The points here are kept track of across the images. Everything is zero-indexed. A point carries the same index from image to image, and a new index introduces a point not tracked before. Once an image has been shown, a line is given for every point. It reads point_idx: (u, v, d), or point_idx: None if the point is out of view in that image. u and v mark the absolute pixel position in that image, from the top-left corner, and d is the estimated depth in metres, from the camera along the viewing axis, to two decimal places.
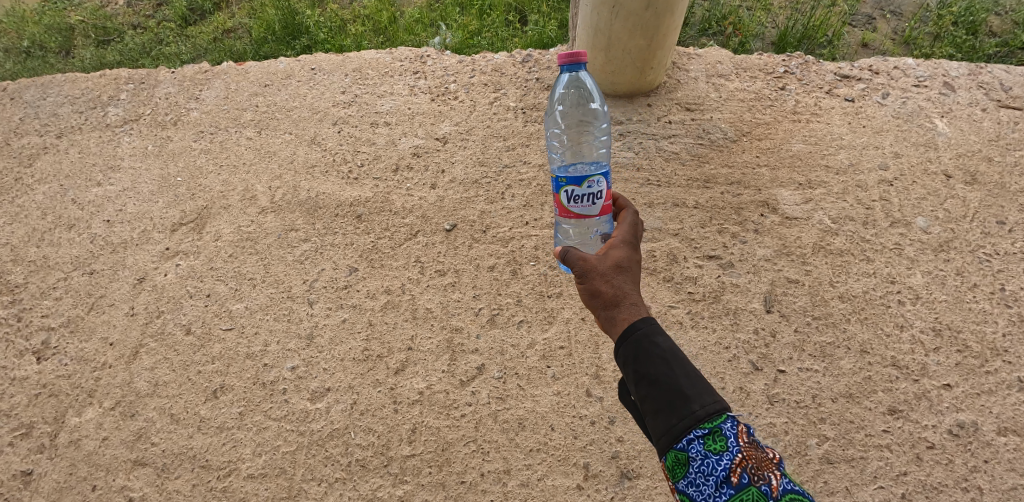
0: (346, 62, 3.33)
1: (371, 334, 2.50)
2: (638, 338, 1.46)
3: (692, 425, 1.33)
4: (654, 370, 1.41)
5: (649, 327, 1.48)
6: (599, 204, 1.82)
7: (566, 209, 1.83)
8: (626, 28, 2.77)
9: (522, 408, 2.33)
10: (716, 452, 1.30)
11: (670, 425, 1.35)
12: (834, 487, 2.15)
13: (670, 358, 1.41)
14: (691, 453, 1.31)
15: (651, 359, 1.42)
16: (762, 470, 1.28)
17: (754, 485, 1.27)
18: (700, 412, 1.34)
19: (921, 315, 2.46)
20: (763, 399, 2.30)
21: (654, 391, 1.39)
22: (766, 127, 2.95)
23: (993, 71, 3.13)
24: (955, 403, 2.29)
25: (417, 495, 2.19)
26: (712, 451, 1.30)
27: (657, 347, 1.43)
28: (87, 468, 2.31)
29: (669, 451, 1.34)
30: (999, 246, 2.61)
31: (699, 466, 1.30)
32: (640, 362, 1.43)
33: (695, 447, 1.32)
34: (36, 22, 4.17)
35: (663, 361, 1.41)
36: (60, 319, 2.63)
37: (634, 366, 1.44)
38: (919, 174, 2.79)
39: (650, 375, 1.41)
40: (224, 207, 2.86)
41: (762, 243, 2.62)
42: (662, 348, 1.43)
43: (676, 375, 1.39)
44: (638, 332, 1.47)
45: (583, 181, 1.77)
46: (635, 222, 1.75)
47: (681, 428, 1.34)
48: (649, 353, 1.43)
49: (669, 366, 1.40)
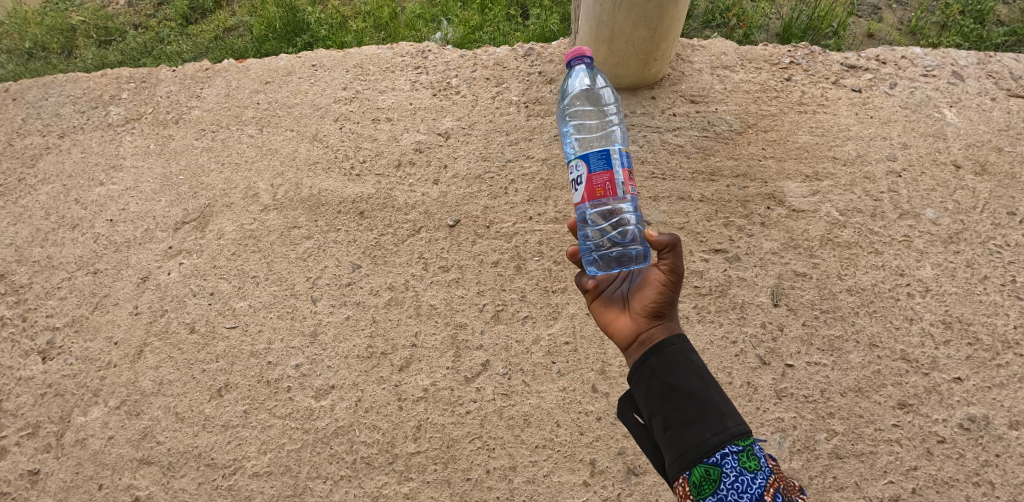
0: (346, 58, 3.29)
1: (374, 330, 2.49)
2: (673, 351, 1.50)
3: (726, 441, 1.35)
4: (688, 384, 1.44)
5: (683, 344, 1.52)
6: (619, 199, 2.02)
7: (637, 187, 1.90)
8: (628, 19, 2.74)
9: (527, 404, 2.31)
10: (750, 470, 1.31)
11: (704, 438, 1.36)
12: (843, 482, 2.15)
13: (705, 374, 1.46)
14: (725, 469, 1.32)
15: (685, 372, 1.46)
16: (791, 493, 1.31)
17: None
18: (735, 429, 1.36)
19: (931, 308, 2.43)
20: (771, 394, 2.28)
21: (688, 402, 1.41)
22: (772, 119, 2.91)
23: (1003, 59, 3.07)
24: (966, 397, 2.27)
25: (423, 492, 2.20)
26: (747, 469, 1.31)
27: (693, 361, 1.48)
28: (94, 467, 2.32)
29: (698, 464, 1.34)
30: (1009, 237, 2.57)
31: (733, 483, 1.30)
32: (674, 375, 1.46)
33: (729, 462, 1.32)
34: (38, 23, 4.15)
35: (698, 377, 1.45)
36: (65, 319, 2.63)
37: (666, 377, 1.47)
38: (928, 165, 2.75)
39: (685, 387, 1.44)
40: (226, 205, 2.84)
41: (769, 235, 2.60)
42: (696, 364, 1.48)
43: (711, 391, 1.43)
44: (673, 346, 1.51)
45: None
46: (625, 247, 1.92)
47: (715, 442, 1.35)
48: (683, 366, 1.47)
49: (704, 382, 1.44)
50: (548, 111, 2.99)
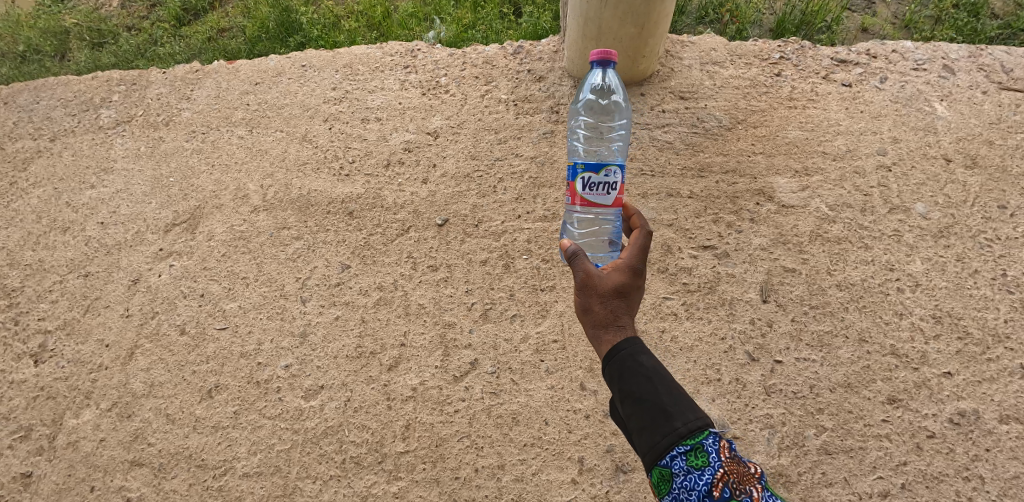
0: (336, 58, 3.29)
1: (363, 330, 2.49)
2: (622, 358, 1.50)
3: (674, 442, 1.34)
4: (637, 389, 1.44)
5: (633, 348, 1.52)
6: (614, 194, 1.90)
7: (581, 195, 1.91)
8: (615, 16, 2.73)
9: (515, 403, 2.31)
10: (698, 467, 1.31)
11: (654, 442, 1.36)
12: (832, 478, 2.15)
13: (653, 376, 1.44)
14: (675, 469, 1.33)
15: (635, 377, 1.46)
16: (744, 484, 1.29)
17: (736, 499, 1.27)
18: (682, 428, 1.35)
19: (921, 302, 2.42)
20: (759, 390, 2.28)
21: (638, 408, 1.42)
22: (761, 114, 2.90)
23: (994, 52, 3.06)
24: (956, 391, 2.26)
25: (412, 491, 2.21)
26: (694, 467, 1.31)
27: (641, 365, 1.47)
28: (86, 469, 2.32)
29: (654, 467, 1.36)
30: (1000, 231, 2.56)
31: (682, 482, 1.31)
32: (624, 381, 1.47)
33: (678, 463, 1.33)
34: (30, 26, 4.15)
35: (646, 380, 1.44)
36: (56, 322, 2.63)
37: (620, 385, 1.48)
38: (918, 159, 2.74)
39: (634, 393, 1.44)
40: (216, 206, 2.85)
41: (758, 231, 2.59)
42: (645, 367, 1.47)
43: (659, 392, 1.41)
44: (621, 353, 1.51)
45: (602, 169, 1.86)
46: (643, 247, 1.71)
47: (664, 444, 1.35)
48: (633, 371, 1.47)
49: (653, 384, 1.43)
50: (537, 109, 2.99)
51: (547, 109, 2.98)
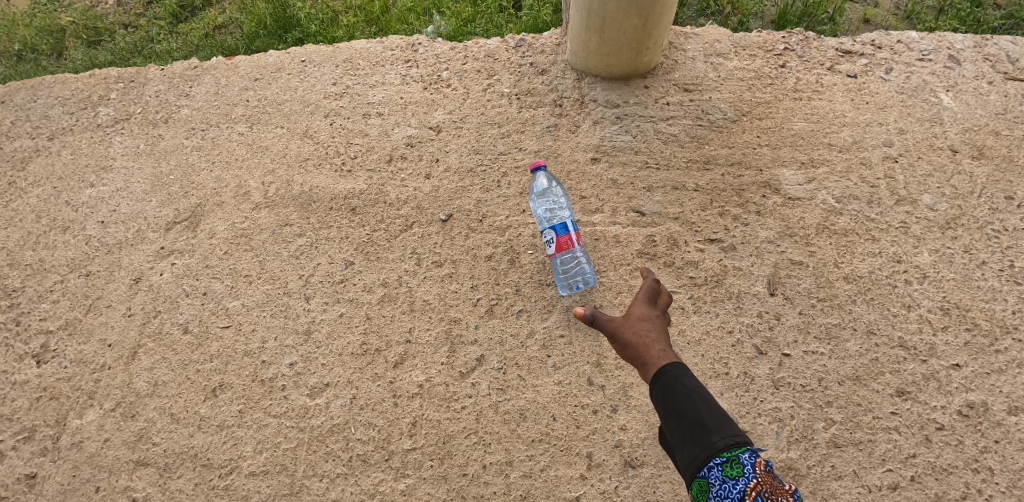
0: (336, 53, 3.25)
1: (368, 327, 2.47)
2: (666, 379, 1.52)
3: (712, 455, 1.37)
4: (680, 406, 1.46)
5: (677, 369, 1.54)
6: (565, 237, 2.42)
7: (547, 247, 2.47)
8: (618, 8, 2.68)
9: (523, 399, 2.30)
10: (733, 477, 1.33)
11: (694, 455, 1.39)
12: (841, 471, 2.14)
13: (696, 395, 1.46)
14: (711, 479, 1.35)
15: (677, 396, 1.48)
16: (776, 495, 1.32)
17: None
18: (720, 443, 1.37)
19: (928, 295, 2.41)
20: (767, 384, 2.27)
21: (678, 425, 1.44)
22: (767, 106, 2.88)
23: (999, 42, 3.04)
24: (965, 383, 2.25)
25: (420, 488, 2.19)
26: (729, 477, 1.34)
27: (684, 384, 1.49)
28: (90, 470, 2.31)
29: (694, 479, 1.39)
30: (1007, 222, 2.55)
31: (718, 491, 1.34)
32: (666, 400, 1.49)
33: (714, 473, 1.35)
34: (25, 24, 4.11)
35: (688, 398, 1.46)
36: (58, 322, 2.61)
37: (663, 404, 1.50)
38: (924, 150, 2.72)
39: (677, 410, 1.46)
40: (217, 204, 2.82)
41: (764, 224, 2.57)
42: (688, 386, 1.49)
43: (699, 409, 1.43)
44: (665, 374, 1.53)
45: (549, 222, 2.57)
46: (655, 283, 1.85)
47: (702, 457, 1.38)
48: (676, 390, 1.49)
49: (693, 402, 1.45)
50: (540, 103, 2.96)
51: (550, 102, 2.96)
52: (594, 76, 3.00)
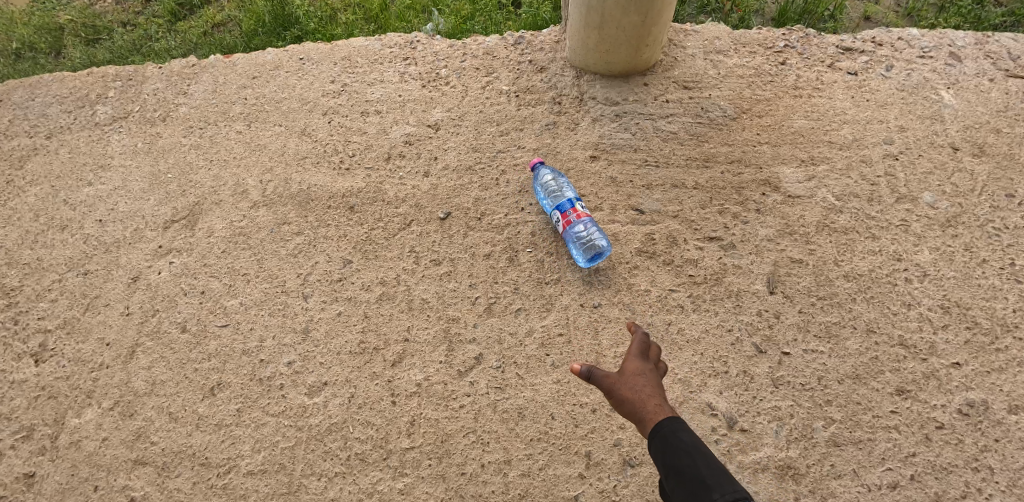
0: (334, 51, 3.24)
1: (367, 326, 2.46)
2: (664, 435, 1.57)
3: None
4: (679, 462, 1.50)
5: (674, 425, 1.59)
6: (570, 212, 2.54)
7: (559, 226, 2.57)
8: (617, 6, 2.67)
9: (521, 398, 2.29)
10: None
11: None
12: (840, 470, 2.13)
13: (694, 451, 1.51)
14: None
15: (676, 452, 1.53)
16: None
17: None
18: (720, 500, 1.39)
19: (929, 293, 2.40)
20: (767, 383, 2.26)
21: (679, 481, 1.48)
22: (767, 104, 2.86)
23: (1000, 39, 3.02)
24: (964, 382, 2.24)
25: (418, 487, 2.18)
26: None
27: (681, 440, 1.54)
28: (88, 469, 2.30)
29: None
30: (1008, 220, 2.54)
31: None
32: (666, 456, 1.54)
33: None
34: (24, 23, 4.10)
35: (687, 454, 1.51)
36: (57, 321, 2.61)
37: (664, 461, 1.54)
38: (925, 148, 2.71)
39: (675, 466, 1.50)
40: (215, 202, 2.82)
41: (763, 222, 2.56)
42: (685, 442, 1.54)
43: (698, 465, 1.47)
44: (662, 430, 1.58)
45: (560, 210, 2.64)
46: (645, 334, 1.85)
47: None
48: (674, 446, 1.54)
49: (692, 457, 1.50)
50: (539, 100, 2.95)
51: (549, 100, 2.95)
52: (593, 73, 2.99)
